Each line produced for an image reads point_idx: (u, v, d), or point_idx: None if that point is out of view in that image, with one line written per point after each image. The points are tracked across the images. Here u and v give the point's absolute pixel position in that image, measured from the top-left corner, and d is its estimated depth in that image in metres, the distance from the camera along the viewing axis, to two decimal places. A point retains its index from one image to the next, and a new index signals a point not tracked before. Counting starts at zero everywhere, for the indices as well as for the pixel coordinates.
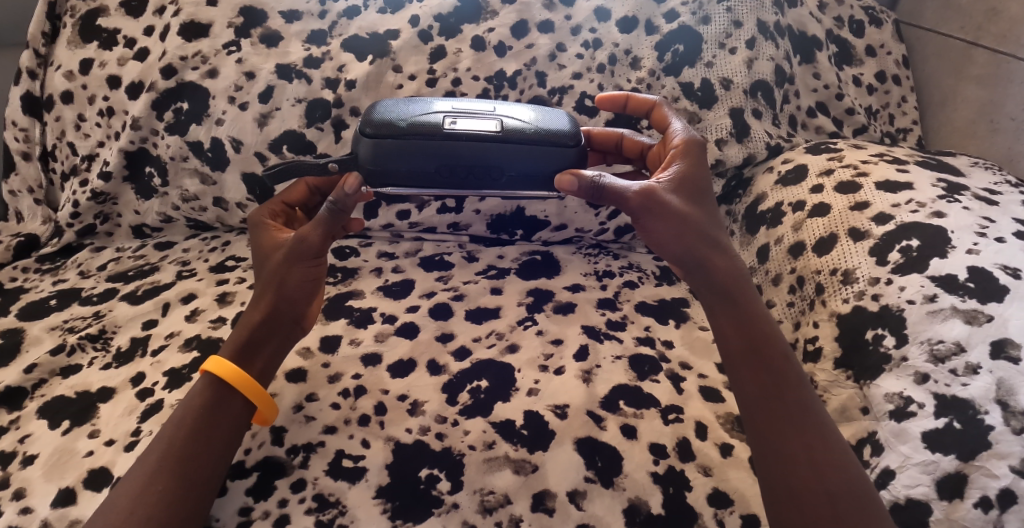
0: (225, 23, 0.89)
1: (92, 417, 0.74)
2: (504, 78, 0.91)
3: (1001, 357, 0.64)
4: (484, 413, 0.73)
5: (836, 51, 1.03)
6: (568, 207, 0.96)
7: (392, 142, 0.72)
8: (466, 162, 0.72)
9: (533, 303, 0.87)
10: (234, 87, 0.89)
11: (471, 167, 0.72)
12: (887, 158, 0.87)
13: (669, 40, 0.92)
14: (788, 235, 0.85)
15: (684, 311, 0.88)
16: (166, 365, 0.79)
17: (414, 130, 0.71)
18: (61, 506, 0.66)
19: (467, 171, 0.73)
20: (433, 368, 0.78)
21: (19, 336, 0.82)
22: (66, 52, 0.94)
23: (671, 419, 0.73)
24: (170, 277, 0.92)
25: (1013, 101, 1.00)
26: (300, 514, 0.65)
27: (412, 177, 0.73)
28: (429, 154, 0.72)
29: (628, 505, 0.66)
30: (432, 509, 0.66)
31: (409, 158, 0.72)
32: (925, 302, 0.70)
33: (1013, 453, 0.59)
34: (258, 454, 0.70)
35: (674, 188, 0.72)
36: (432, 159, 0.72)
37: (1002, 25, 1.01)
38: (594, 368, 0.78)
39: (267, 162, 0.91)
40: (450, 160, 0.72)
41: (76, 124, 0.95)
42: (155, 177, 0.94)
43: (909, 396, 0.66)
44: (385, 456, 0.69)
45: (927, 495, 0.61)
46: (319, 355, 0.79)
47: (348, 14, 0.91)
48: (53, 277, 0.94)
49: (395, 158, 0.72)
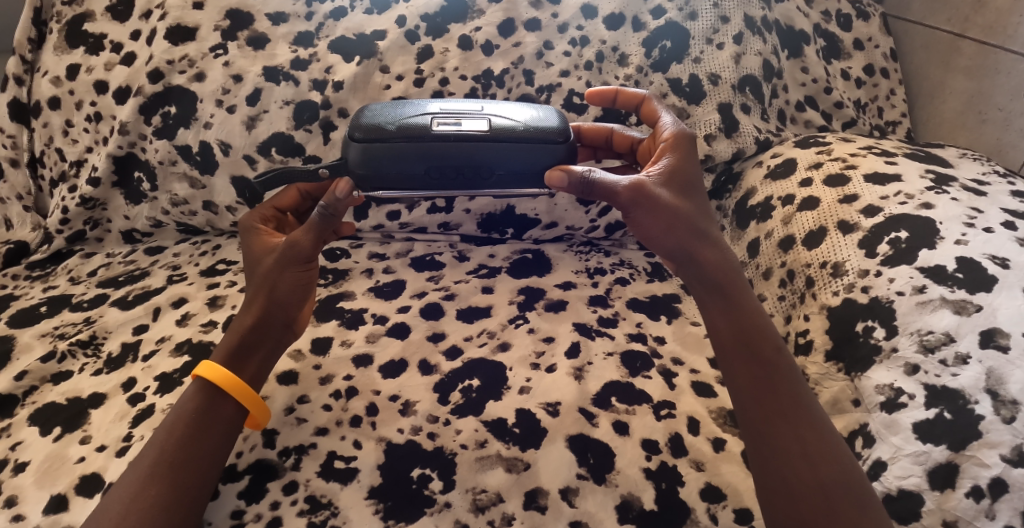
0: (211, 26, 0.89)
1: (83, 424, 0.74)
2: (492, 77, 0.91)
3: (990, 346, 0.64)
4: (476, 412, 0.73)
5: (824, 44, 1.04)
6: (558, 205, 0.96)
7: (382, 146, 0.71)
8: (456, 163, 0.72)
9: (525, 301, 0.87)
10: (222, 90, 0.89)
11: (462, 167, 0.72)
12: (875, 151, 0.87)
13: (656, 36, 0.92)
14: (778, 229, 0.85)
15: (676, 306, 0.88)
16: (158, 369, 0.78)
17: (403, 133, 0.71)
18: (53, 512, 0.66)
19: (457, 171, 0.72)
20: (425, 368, 0.78)
21: (10, 343, 0.82)
22: (52, 58, 0.93)
23: (663, 415, 0.73)
24: (161, 281, 0.92)
25: (1000, 92, 1.00)
26: (292, 515, 0.65)
27: (402, 179, 0.73)
28: (418, 156, 0.72)
29: (620, 501, 0.66)
30: (425, 508, 0.66)
31: (399, 160, 0.72)
32: (915, 293, 0.70)
33: (1004, 442, 0.60)
34: (251, 456, 0.70)
35: (664, 181, 0.72)
36: (421, 161, 0.72)
37: (989, 16, 1.00)
38: (586, 364, 0.78)
39: (257, 166, 0.91)
40: (441, 161, 0.72)
41: (64, 130, 0.95)
42: (144, 182, 0.94)
43: (899, 387, 0.66)
44: (377, 456, 0.69)
45: (919, 486, 0.61)
46: (310, 357, 0.79)
47: (335, 15, 0.91)
48: (43, 284, 0.93)
49: (386, 161, 0.72)
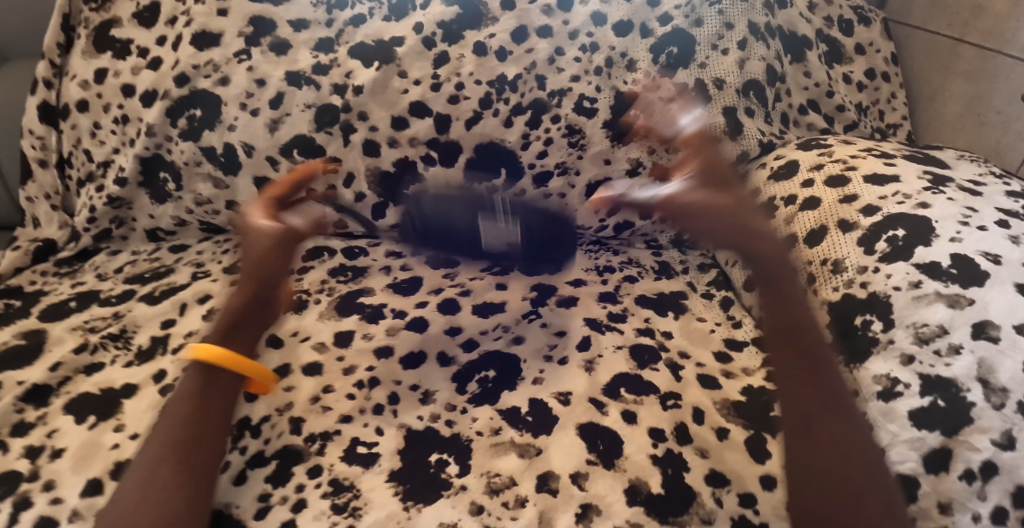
0: (235, 32, 0.92)
1: (116, 412, 0.77)
2: (506, 82, 0.94)
3: (982, 337, 0.67)
4: (492, 401, 0.77)
5: (826, 50, 1.08)
6: (569, 204, 0.98)
7: (435, 218, 0.88)
8: (498, 217, 0.86)
9: (537, 297, 0.90)
10: (245, 94, 0.93)
11: (503, 217, 0.86)
12: (875, 153, 0.90)
13: (663, 42, 0.94)
14: (781, 228, 0.89)
15: (683, 303, 0.91)
16: (186, 362, 0.82)
17: (451, 206, 0.87)
18: (88, 496, 0.69)
19: (501, 219, 0.86)
20: (443, 360, 0.82)
21: (42, 336, 0.86)
22: (81, 62, 0.97)
23: (670, 405, 0.77)
24: (184, 278, 0.95)
25: (1000, 96, 1.02)
26: (316, 498, 0.68)
27: (455, 236, 0.89)
28: (464, 220, 0.87)
29: (628, 485, 0.69)
30: (442, 491, 0.69)
31: (450, 223, 0.88)
32: (911, 288, 0.73)
33: (994, 428, 0.63)
34: (277, 443, 0.73)
35: (705, 187, 0.85)
36: (469, 222, 0.87)
37: (988, 22, 1.02)
38: (597, 357, 0.82)
39: (279, 166, 0.95)
40: (485, 219, 0.87)
41: (92, 131, 0.98)
42: (169, 182, 0.97)
43: (896, 377, 0.70)
44: (397, 443, 0.73)
45: (915, 470, 0.65)
46: (333, 349, 0.82)
47: (354, 22, 0.94)
48: (71, 280, 0.97)
49: (441, 225, 0.88)
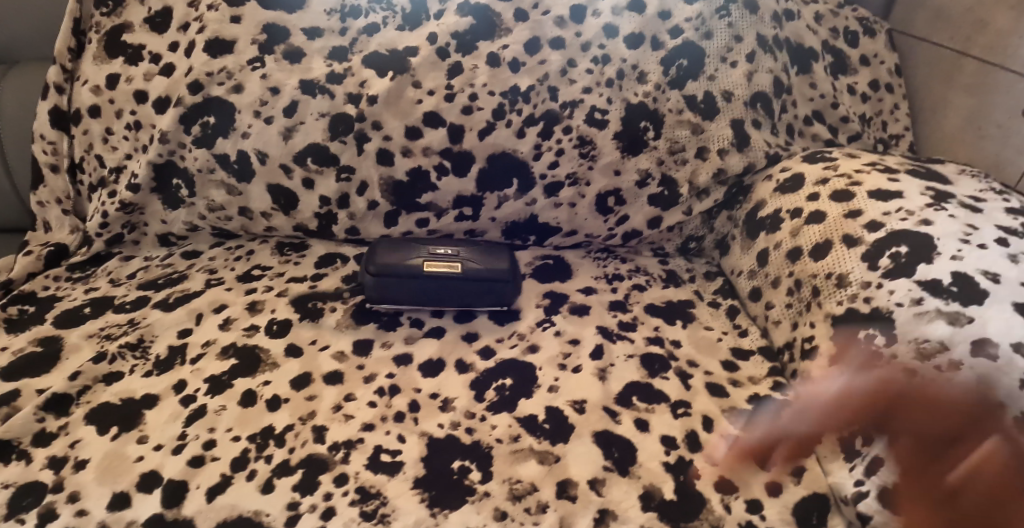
0: (248, 40, 0.92)
1: (139, 423, 0.78)
2: (518, 93, 0.95)
3: (981, 354, 0.69)
4: (509, 408, 0.80)
5: (831, 60, 1.10)
6: (578, 213, 1.01)
7: (383, 282, 0.89)
8: (434, 292, 0.90)
9: (550, 305, 0.93)
10: (260, 102, 0.93)
11: (436, 295, 0.90)
12: (879, 167, 0.92)
13: (673, 55, 0.96)
14: (787, 240, 0.91)
15: (690, 311, 0.95)
16: (206, 371, 0.84)
17: (397, 272, 0.89)
18: (116, 509, 0.70)
19: (436, 295, 0.90)
20: (461, 367, 0.85)
21: (59, 344, 0.87)
22: (92, 67, 0.96)
23: (680, 413, 0.80)
24: (199, 285, 0.96)
25: (1000, 110, 1.04)
26: (344, 506, 0.71)
27: (394, 300, 0.91)
28: (404, 287, 0.90)
29: (643, 491, 0.72)
30: (466, 497, 0.71)
31: (395, 288, 0.90)
32: (913, 304, 0.75)
33: (991, 441, 0.66)
34: (302, 451, 0.75)
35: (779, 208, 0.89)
36: (410, 290, 0.90)
37: (990, 36, 1.04)
38: (609, 366, 0.85)
39: (293, 174, 0.96)
40: (423, 291, 0.90)
41: (104, 137, 0.98)
42: (182, 189, 0.98)
43: (898, 391, 0.72)
44: (420, 450, 0.76)
45: (914, 479, 0.69)
46: (353, 358, 0.86)
47: (368, 30, 0.94)
48: (84, 285, 0.97)
49: (388, 284, 0.90)
